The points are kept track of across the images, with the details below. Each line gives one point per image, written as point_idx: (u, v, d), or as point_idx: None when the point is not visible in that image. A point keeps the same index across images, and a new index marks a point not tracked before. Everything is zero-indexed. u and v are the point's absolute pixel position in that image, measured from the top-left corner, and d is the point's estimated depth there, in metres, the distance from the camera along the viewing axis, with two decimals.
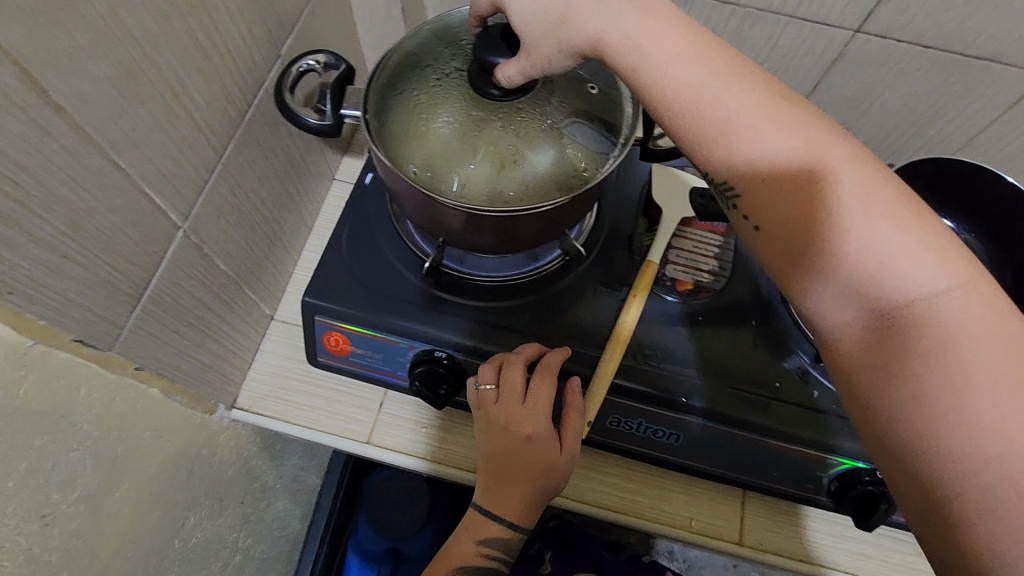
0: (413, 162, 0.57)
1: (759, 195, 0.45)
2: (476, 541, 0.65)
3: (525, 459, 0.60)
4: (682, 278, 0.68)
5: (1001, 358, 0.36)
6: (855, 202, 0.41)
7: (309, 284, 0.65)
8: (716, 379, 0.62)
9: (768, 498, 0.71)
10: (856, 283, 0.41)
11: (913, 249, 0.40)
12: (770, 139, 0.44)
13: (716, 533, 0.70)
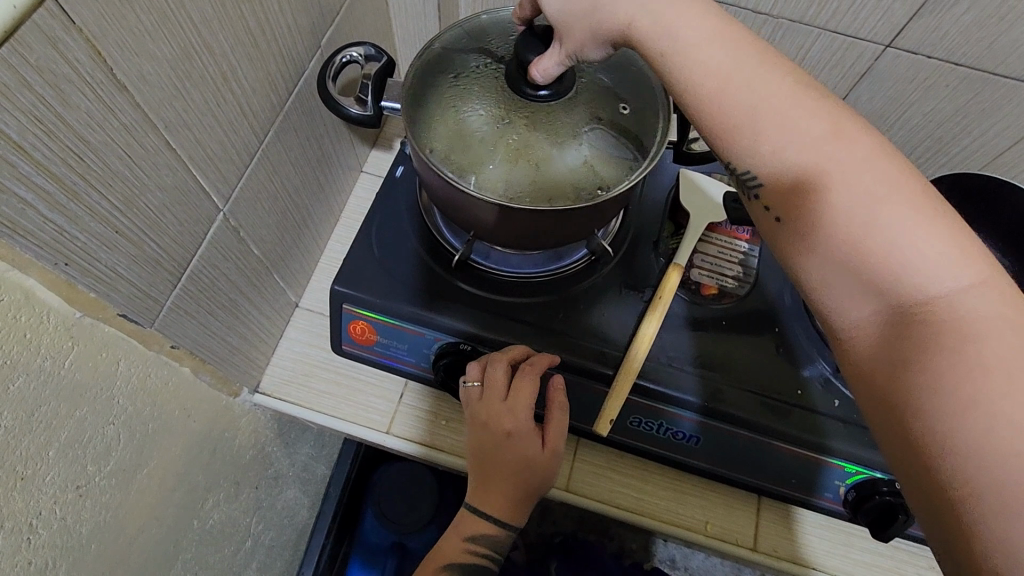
0: (437, 146, 0.58)
1: (782, 187, 0.46)
2: (465, 537, 0.70)
3: (510, 455, 0.64)
4: (706, 282, 0.68)
5: (1019, 355, 0.36)
6: (876, 197, 0.42)
7: (338, 273, 0.66)
8: (739, 384, 0.63)
9: (782, 505, 0.72)
10: (874, 275, 0.41)
11: (934, 245, 0.40)
12: (807, 143, 0.44)
13: (730, 538, 0.70)
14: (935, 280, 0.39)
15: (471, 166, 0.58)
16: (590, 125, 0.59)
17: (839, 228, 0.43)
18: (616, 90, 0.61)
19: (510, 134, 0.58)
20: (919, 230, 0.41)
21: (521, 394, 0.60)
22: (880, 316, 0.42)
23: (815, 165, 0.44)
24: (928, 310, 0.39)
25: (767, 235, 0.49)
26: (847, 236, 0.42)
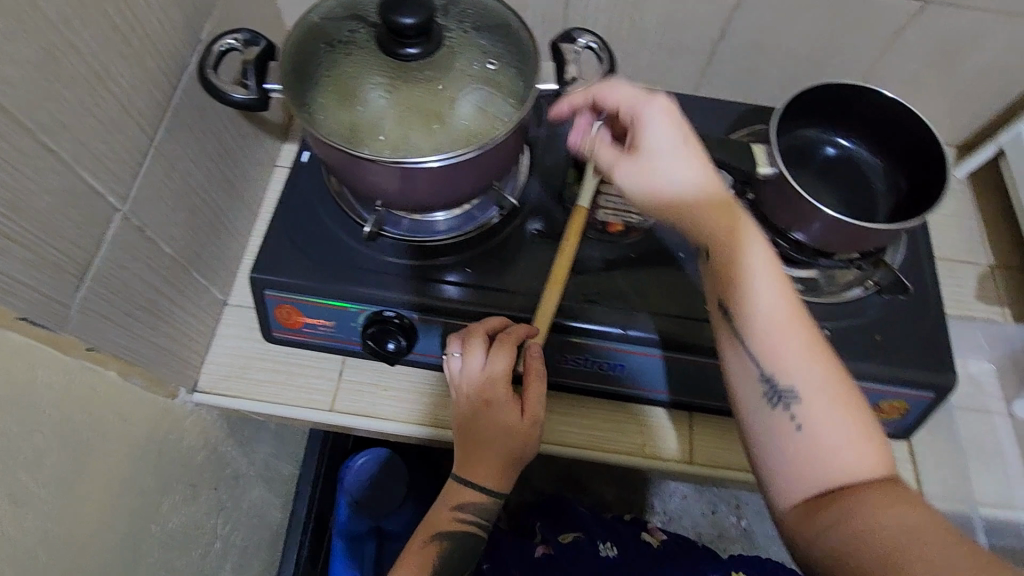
0: (320, 113, 0.60)
1: (751, 337, 0.53)
2: (453, 507, 0.69)
3: (490, 424, 0.64)
4: (612, 221, 0.72)
5: (907, 512, 0.44)
6: (824, 402, 0.50)
7: (256, 261, 0.67)
8: (654, 309, 0.67)
9: (714, 419, 0.77)
10: (813, 444, 0.49)
11: (852, 455, 0.48)
12: (796, 350, 0.52)
13: (672, 457, 0.75)
14: (846, 456, 0.48)
15: (353, 129, 0.60)
16: (466, 78, 0.62)
17: (796, 392, 0.50)
18: (484, 46, 0.63)
19: (393, 95, 0.60)
20: (854, 457, 0.48)
21: (499, 361, 0.61)
22: (813, 495, 0.48)
23: (775, 331, 0.52)
24: (851, 492, 0.47)
25: (738, 404, 0.54)
26: (813, 445, 0.49)
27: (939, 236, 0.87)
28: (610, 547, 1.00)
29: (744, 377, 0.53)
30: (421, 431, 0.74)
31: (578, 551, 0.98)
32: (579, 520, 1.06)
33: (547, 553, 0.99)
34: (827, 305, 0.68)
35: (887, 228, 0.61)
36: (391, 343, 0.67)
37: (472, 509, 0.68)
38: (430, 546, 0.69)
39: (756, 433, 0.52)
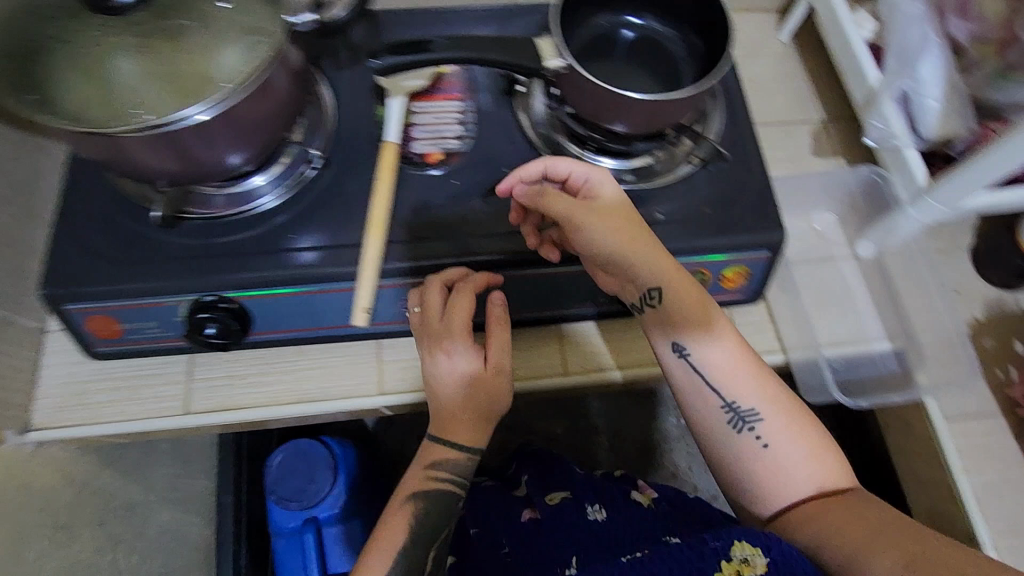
0: (31, 96, 0.51)
1: (701, 351, 0.64)
2: (427, 465, 0.67)
3: (453, 378, 0.64)
4: (430, 150, 0.68)
5: (817, 464, 0.61)
6: (769, 404, 0.63)
7: (44, 276, 0.60)
8: (484, 231, 0.65)
9: (579, 326, 0.76)
10: (774, 474, 0.61)
11: (800, 453, 0.61)
12: (736, 371, 0.63)
13: (540, 373, 0.74)
14: (801, 483, 0.60)
15: (78, 103, 0.51)
16: (198, 18, 0.54)
17: (774, 458, 0.61)
18: None
19: (111, 54, 0.51)
20: (800, 446, 0.61)
21: (459, 308, 0.61)
22: (783, 506, 0.60)
23: (722, 359, 0.63)
24: (811, 504, 0.59)
25: (710, 443, 0.64)
26: (784, 465, 0.61)
27: (765, 102, 0.88)
28: (598, 512, 0.87)
29: (692, 373, 0.64)
30: (287, 411, 0.70)
31: (563, 514, 0.87)
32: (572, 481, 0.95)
33: (532, 521, 0.89)
34: (663, 187, 0.68)
35: (686, 94, 0.60)
36: (210, 327, 0.63)
37: (449, 463, 0.66)
38: (405, 510, 0.66)
39: (710, 434, 0.64)
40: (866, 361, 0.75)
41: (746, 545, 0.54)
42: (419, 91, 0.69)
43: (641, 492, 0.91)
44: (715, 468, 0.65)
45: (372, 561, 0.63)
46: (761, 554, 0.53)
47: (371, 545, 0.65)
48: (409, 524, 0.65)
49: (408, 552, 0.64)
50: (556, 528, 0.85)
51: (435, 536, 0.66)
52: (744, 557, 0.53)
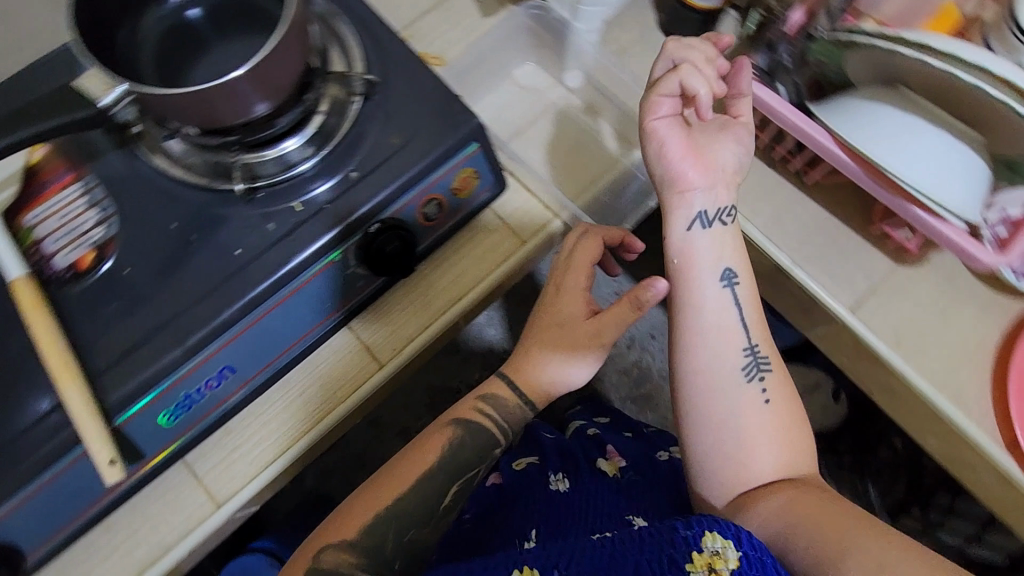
0: None
1: (744, 292, 0.66)
2: (478, 395, 0.71)
3: (554, 324, 0.68)
4: (77, 256, 0.57)
5: (791, 459, 0.64)
6: (781, 389, 0.66)
7: None
8: (189, 302, 0.56)
9: (367, 313, 0.69)
10: (749, 446, 0.64)
11: (780, 441, 0.65)
12: (758, 335, 0.66)
13: (361, 380, 0.67)
14: (774, 463, 0.64)
15: None
16: None
17: (762, 418, 0.64)
18: None
19: None
20: (780, 433, 0.65)
21: (585, 255, 0.68)
22: (748, 484, 0.63)
23: (756, 320, 0.66)
24: (771, 489, 0.62)
25: (703, 388, 0.65)
26: (762, 440, 0.64)
27: None
28: (560, 481, 0.84)
29: (724, 316, 0.65)
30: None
31: (528, 483, 0.85)
32: (544, 449, 0.93)
33: (498, 486, 0.88)
34: (345, 144, 0.62)
35: (279, 44, 0.53)
36: None
37: (494, 402, 0.70)
38: (444, 433, 0.70)
39: (702, 384, 0.65)
40: (627, 179, 0.77)
41: (717, 533, 0.54)
42: (20, 202, 0.58)
43: (606, 460, 0.87)
44: (689, 426, 0.65)
45: (377, 489, 0.67)
46: (732, 546, 0.54)
47: (384, 476, 0.68)
48: (431, 462, 0.68)
49: (421, 487, 0.67)
50: (520, 498, 0.83)
51: (456, 475, 0.69)
52: (716, 548, 0.54)
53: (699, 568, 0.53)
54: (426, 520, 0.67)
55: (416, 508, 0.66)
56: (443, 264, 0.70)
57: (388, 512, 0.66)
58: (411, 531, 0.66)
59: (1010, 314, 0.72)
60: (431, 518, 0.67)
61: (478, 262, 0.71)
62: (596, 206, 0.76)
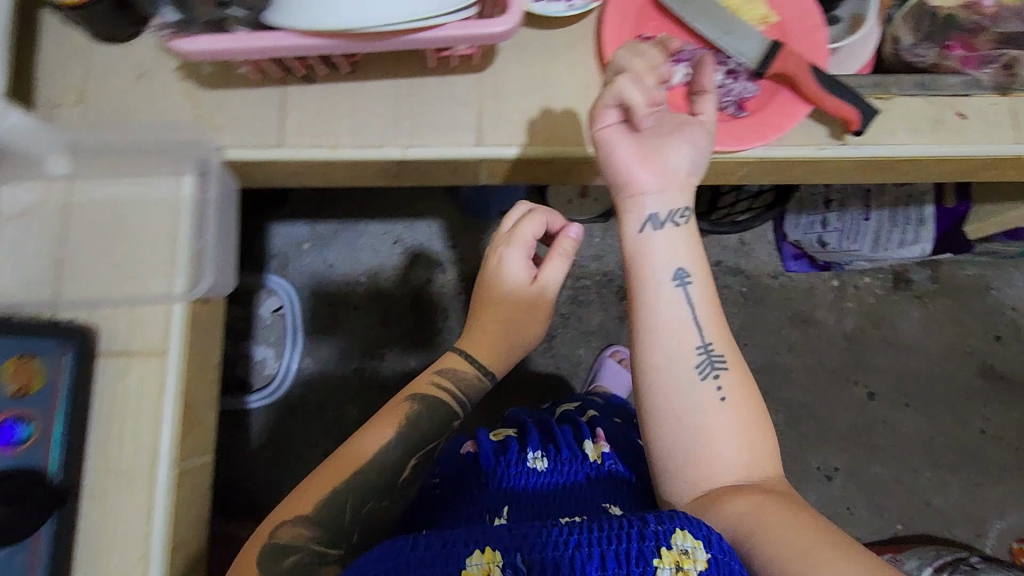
0: None
1: (704, 290, 0.64)
2: (434, 372, 0.80)
3: (505, 298, 0.80)
4: None
5: (756, 468, 0.61)
6: (739, 391, 0.63)
7: None
8: None
9: (89, 546, 0.60)
10: (715, 449, 0.61)
11: (744, 446, 0.62)
12: (721, 338, 0.64)
13: None
14: (740, 472, 0.61)
15: None
16: None
17: (724, 422, 0.62)
18: None
19: None
20: (741, 437, 0.62)
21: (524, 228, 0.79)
22: (713, 485, 0.60)
23: (714, 319, 0.64)
24: (740, 493, 0.59)
25: (664, 389, 0.62)
26: (723, 443, 0.61)
27: None
28: (539, 460, 0.75)
29: (672, 321, 0.63)
30: None
31: (505, 457, 0.75)
32: (529, 426, 0.83)
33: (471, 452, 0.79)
34: None
35: None
36: None
37: (454, 376, 0.80)
38: (401, 408, 0.77)
39: (663, 389, 0.62)
40: (205, 208, 0.66)
41: (689, 531, 0.53)
42: None
43: (590, 443, 0.79)
44: (655, 427, 0.62)
45: (336, 462, 0.72)
46: (702, 547, 0.52)
47: (348, 451, 0.73)
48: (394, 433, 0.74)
49: (372, 468, 0.72)
50: (495, 471, 0.73)
51: (416, 447, 0.75)
52: (688, 546, 0.52)
53: (667, 565, 0.51)
54: (387, 490, 0.72)
55: (374, 477, 0.71)
56: (113, 443, 0.61)
57: (343, 486, 0.70)
58: (366, 504, 0.70)
59: (589, 33, 0.72)
60: (390, 490, 0.72)
61: (139, 409, 0.61)
62: (198, 255, 0.65)
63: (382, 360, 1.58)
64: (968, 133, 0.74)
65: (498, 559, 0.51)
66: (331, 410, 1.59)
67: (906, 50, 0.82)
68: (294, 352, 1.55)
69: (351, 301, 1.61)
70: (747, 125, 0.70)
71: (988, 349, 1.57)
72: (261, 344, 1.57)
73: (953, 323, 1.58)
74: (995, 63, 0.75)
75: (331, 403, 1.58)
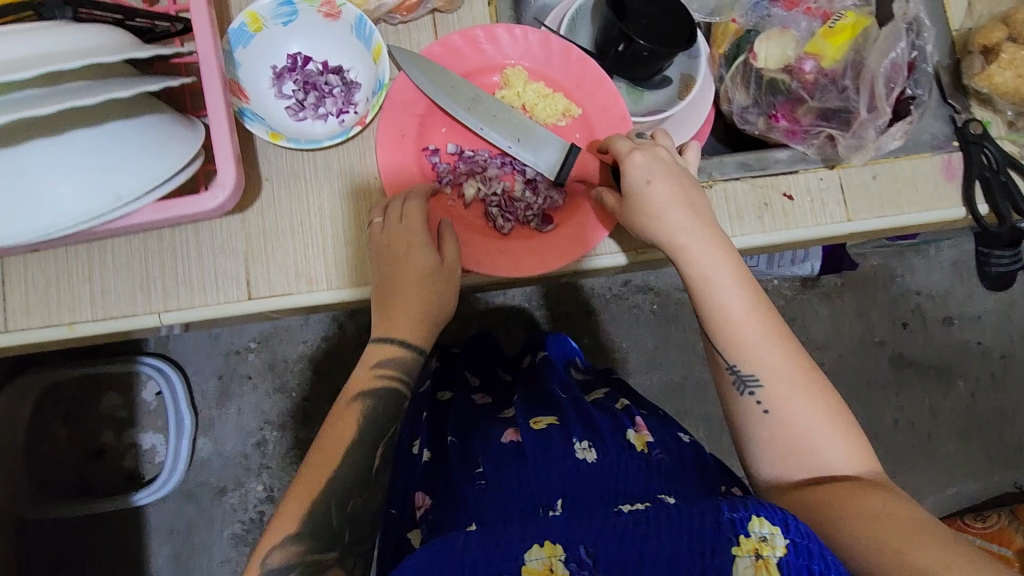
0: None
1: (739, 323, 0.56)
2: (369, 365, 0.58)
3: (416, 279, 0.58)
4: None
5: (853, 457, 0.53)
6: (807, 381, 0.55)
7: None
8: None
9: None
10: (805, 441, 0.54)
11: (838, 442, 0.53)
12: (774, 333, 0.56)
13: None
14: (841, 464, 0.53)
15: None
16: None
17: (797, 421, 0.54)
18: None
19: None
20: (831, 424, 0.54)
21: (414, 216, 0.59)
22: (801, 476, 0.53)
23: (768, 319, 0.57)
24: (831, 488, 0.51)
25: (720, 397, 0.58)
26: (808, 436, 0.54)
27: None
28: (586, 450, 0.66)
29: (730, 307, 0.56)
30: None
31: (550, 447, 0.66)
32: (564, 408, 0.73)
33: (513, 444, 0.69)
34: None
35: None
36: None
37: (393, 359, 0.57)
38: (351, 409, 0.56)
39: (723, 391, 0.57)
40: None
41: (764, 516, 0.43)
42: None
43: (630, 431, 0.70)
44: (730, 416, 0.57)
45: (315, 458, 0.54)
46: (781, 532, 0.43)
47: (325, 440, 0.55)
48: (358, 423, 0.56)
49: (350, 465, 0.54)
50: (543, 459, 0.65)
51: (382, 438, 0.56)
52: (765, 533, 0.43)
53: (745, 554, 0.42)
54: (364, 484, 0.54)
55: (352, 474, 0.53)
56: None
57: (333, 484, 0.53)
58: (351, 502, 0.53)
59: (369, 149, 0.62)
60: (369, 481, 0.54)
61: None
62: None
63: (281, 433, 1.38)
64: (797, 216, 0.69)
65: (560, 554, 0.44)
66: (235, 487, 1.37)
67: (735, 111, 0.76)
68: (182, 439, 1.33)
69: (242, 372, 1.40)
70: (552, 241, 0.63)
71: (896, 338, 1.42)
72: (149, 430, 1.37)
73: (863, 316, 1.42)
74: (818, 136, 0.71)
75: (232, 479, 1.37)
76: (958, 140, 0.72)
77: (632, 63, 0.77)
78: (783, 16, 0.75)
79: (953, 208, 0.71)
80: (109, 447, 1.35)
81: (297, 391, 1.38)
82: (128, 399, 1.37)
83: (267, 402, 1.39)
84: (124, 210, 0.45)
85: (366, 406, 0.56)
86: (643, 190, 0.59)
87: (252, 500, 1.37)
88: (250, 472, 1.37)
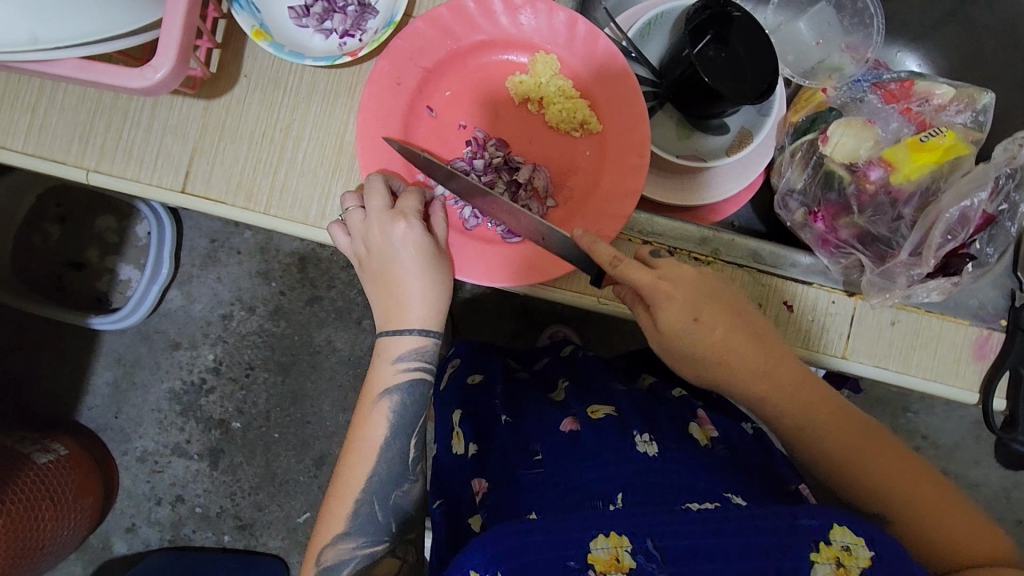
0: None
1: (814, 425, 0.52)
2: (387, 359, 0.52)
3: (430, 263, 0.52)
4: None
5: (990, 535, 0.46)
6: (897, 465, 0.50)
7: None
8: None
9: None
10: (929, 521, 0.47)
11: (967, 522, 0.47)
12: (847, 424, 0.52)
13: None
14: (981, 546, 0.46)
15: None
16: None
17: (911, 501, 0.48)
18: None
19: None
20: (945, 508, 0.48)
21: (408, 198, 0.53)
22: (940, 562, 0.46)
23: (840, 414, 0.52)
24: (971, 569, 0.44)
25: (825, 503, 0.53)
26: (930, 518, 0.47)
27: None
28: (648, 444, 0.53)
29: (794, 401, 0.52)
30: None
31: (604, 437, 0.54)
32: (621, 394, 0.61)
33: (571, 434, 0.55)
34: None
35: None
36: None
37: (410, 344, 0.52)
38: (377, 409, 0.51)
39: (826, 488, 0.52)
40: None
41: (845, 525, 0.38)
42: None
43: (693, 423, 0.58)
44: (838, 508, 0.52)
45: (350, 459, 0.51)
46: (864, 542, 0.38)
47: (359, 439, 0.51)
48: (390, 418, 0.51)
49: (381, 468, 0.51)
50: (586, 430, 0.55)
51: (409, 429, 0.52)
52: (847, 543, 0.38)
53: (824, 560, 0.38)
54: (401, 473, 0.51)
55: (389, 469, 0.51)
56: None
57: (370, 481, 0.50)
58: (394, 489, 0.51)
59: (360, 83, 0.57)
60: (407, 470, 0.52)
61: None
62: None
63: (251, 316, 1.11)
64: (788, 330, 0.59)
65: (626, 545, 0.38)
66: (188, 346, 1.11)
67: (780, 189, 0.67)
68: (153, 284, 1.06)
69: (234, 246, 1.11)
70: (511, 253, 0.56)
71: None
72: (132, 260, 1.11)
73: None
74: (848, 256, 0.62)
75: (188, 338, 1.11)
76: (1007, 320, 0.61)
77: (689, 96, 0.66)
78: (876, 108, 0.65)
79: (966, 392, 0.60)
80: (87, 264, 1.10)
81: (279, 282, 1.11)
82: (121, 222, 1.11)
83: (246, 281, 1.11)
84: (42, 54, 0.42)
85: (396, 400, 0.51)
86: (694, 346, 0.52)
87: (200, 365, 1.11)
88: (206, 340, 1.11)
